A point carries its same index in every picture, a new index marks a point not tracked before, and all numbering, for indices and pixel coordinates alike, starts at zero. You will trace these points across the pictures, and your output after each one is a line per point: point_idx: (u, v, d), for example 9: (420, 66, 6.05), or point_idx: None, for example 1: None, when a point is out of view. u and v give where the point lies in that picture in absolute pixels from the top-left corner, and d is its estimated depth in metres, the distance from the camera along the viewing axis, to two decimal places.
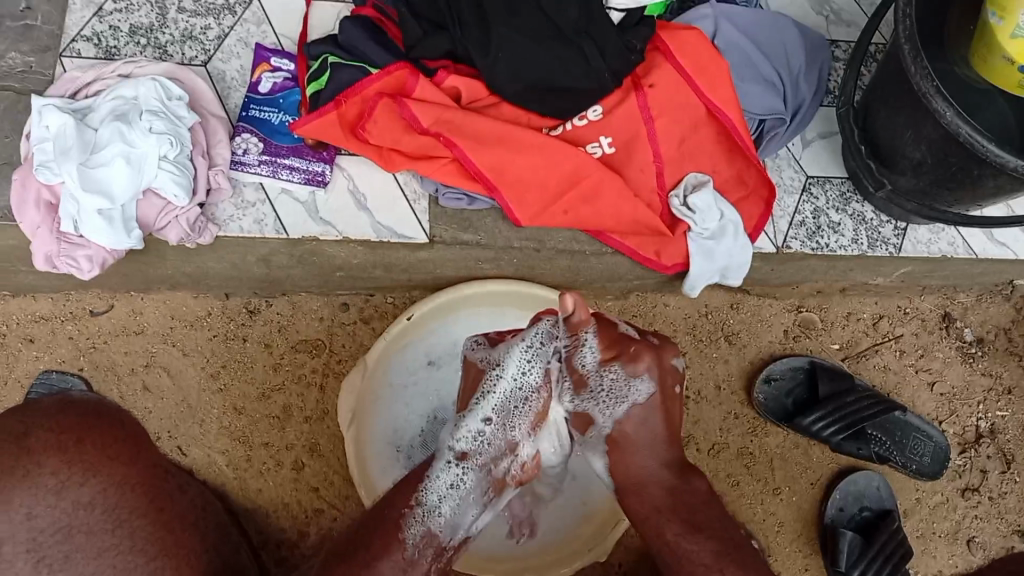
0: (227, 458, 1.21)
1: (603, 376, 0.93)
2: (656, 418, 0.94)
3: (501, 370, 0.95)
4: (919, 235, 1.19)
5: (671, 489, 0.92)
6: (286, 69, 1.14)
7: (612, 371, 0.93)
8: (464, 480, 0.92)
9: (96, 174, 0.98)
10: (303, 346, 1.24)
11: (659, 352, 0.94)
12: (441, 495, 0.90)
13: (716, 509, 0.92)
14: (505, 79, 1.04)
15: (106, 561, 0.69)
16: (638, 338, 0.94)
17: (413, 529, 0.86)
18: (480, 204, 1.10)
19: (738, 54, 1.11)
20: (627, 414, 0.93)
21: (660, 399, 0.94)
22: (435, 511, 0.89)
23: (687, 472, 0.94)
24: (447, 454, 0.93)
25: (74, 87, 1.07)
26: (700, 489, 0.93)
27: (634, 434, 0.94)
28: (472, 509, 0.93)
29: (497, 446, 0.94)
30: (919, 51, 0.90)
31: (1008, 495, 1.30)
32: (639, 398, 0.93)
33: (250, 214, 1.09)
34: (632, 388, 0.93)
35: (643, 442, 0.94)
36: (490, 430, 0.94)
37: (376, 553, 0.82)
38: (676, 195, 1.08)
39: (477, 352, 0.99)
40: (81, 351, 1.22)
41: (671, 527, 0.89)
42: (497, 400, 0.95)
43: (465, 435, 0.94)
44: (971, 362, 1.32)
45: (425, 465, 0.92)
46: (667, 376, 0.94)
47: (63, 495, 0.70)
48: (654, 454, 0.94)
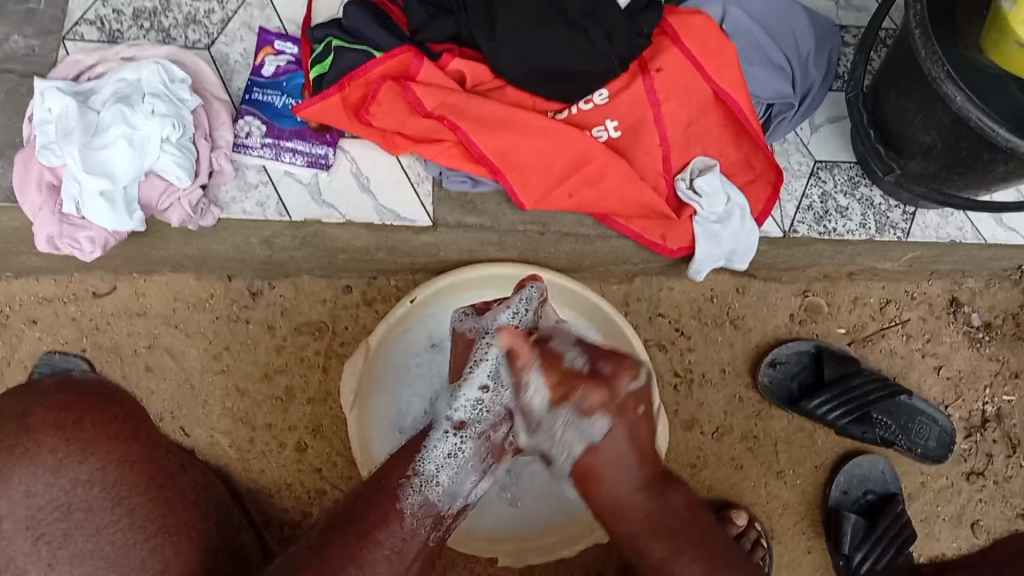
0: (231, 439, 1.22)
1: (555, 417, 0.87)
2: (621, 445, 0.87)
3: (491, 337, 0.96)
4: (928, 219, 1.17)
5: (650, 513, 0.87)
6: (290, 53, 1.12)
7: (562, 413, 0.87)
8: (462, 448, 0.93)
9: (98, 156, 0.98)
10: (306, 329, 1.24)
11: (612, 386, 0.85)
12: (439, 464, 0.90)
13: (699, 525, 0.87)
14: (512, 63, 1.02)
15: (106, 538, 0.69)
16: (588, 373, 0.86)
17: (411, 498, 0.85)
18: (484, 185, 1.09)
19: (749, 38, 1.09)
20: (589, 451, 0.86)
21: (621, 433, 0.86)
22: (433, 480, 0.89)
23: (664, 489, 0.88)
24: (444, 424, 0.95)
25: (77, 70, 1.05)
26: (679, 507, 0.88)
27: (597, 467, 0.87)
28: (470, 477, 0.93)
29: (495, 413, 0.94)
30: (929, 36, 0.88)
31: (1013, 479, 1.30)
32: (596, 436, 0.86)
33: (253, 196, 1.08)
34: (586, 427, 0.86)
35: (610, 468, 0.87)
36: (488, 398, 0.94)
37: (375, 524, 0.80)
38: (683, 178, 1.07)
39: (465, 323, 1.01)
40: (84, 331, 1.22)
41: (654, 551, 0.86)
42: (490, 367, 0.94)
43: (463, 403, 0.95)
44: (978, 347, 1.31)
45: (423, 435, 0.93)
46: (625, 407, 0.86)
47: (62, 473, 0.69)
48: (628, 477, 0.87)
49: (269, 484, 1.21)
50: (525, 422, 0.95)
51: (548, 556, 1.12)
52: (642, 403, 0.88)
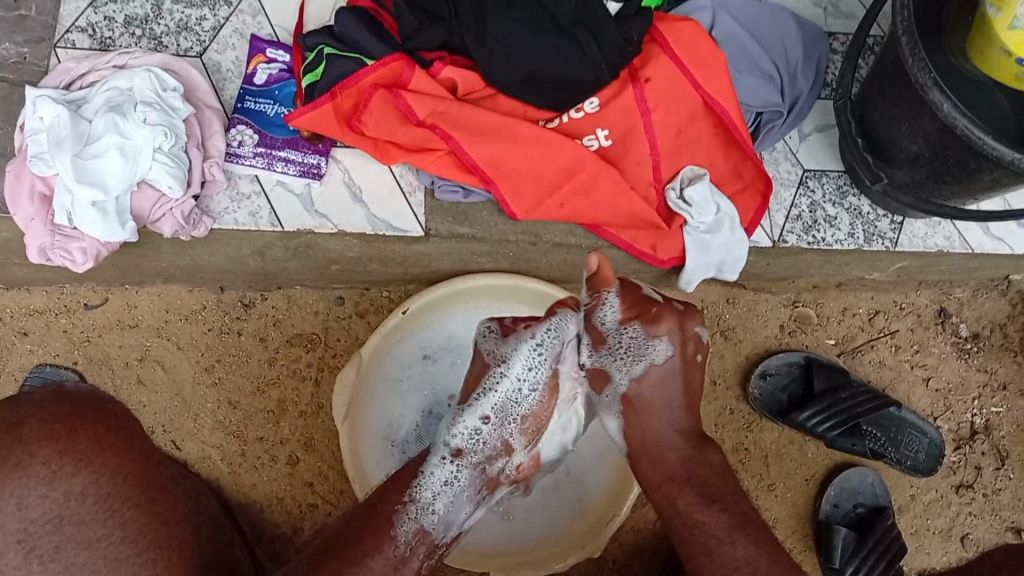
0: (221, 452, 1.21)
1: (623, 335, 0.90)
2: (673, 380, 0.90)
3: (506, 367, 0.95)
4: (916, 229, 1.18)
5: (685, 459, 0.87)
6: (281, 61, 1.13)
7: (632, 329, 0.90)
8: (458, 477, 0.91)
9: (90, 165, 0.98)
10: (298, 340, 1.23)
11: (682, 317, 0.91)
12: (435, 492, 0.89)
13: (730, 483, 0.87)
14: (503, 74, 1.03)
15: (98, 552, 0.69)
16: (662, 301, 0.92)
17: (405, 526, 0.84)
18: (475, 196, 1.09)
19: (735, 47, 1.11)
20: (645, 373, 0.89)
21: (679, 363, 0.90)
22: (428, 508, 0.87)
23: (704, 443, 0.89)
24: (442, 450, 0.93)
25: (68, 78, 1.06)
26: (714, 461, 0.88)
27: (647, 398, 0.90)
28: (464, 508, 0.92)
29: (492, 445, 0.94)
30: (916, 43, 0.90)
31: (1002, 491, 1.30)
32: (657, 359, 0.90)
33: (246, 206, 1.09)
34: (651, 348, 0.90)
35: (660, 407, 0.90)
36: (487, 429, 0.94)
37: (370, 550, 0.79)
38: (672, 187, 1.08)
39: (486, 343, 0.98)
40: (75, 344, 1.21)
41: (683, 497, 0.85)
42: (497, 399, 0.94)
43: (461, 432, 0.93)
44: (966, 358, 1.32)
45: (420, 459, 0.91)
46: (689, 342, 0.91)
47: (55, 485, 0.69)
48: (671, 421, 0.90)
49: (260, 499, 1.20)
50: (519, 456, 0.98)
51: (539, 570, 1.11)
52: (700, 351, 0.92)
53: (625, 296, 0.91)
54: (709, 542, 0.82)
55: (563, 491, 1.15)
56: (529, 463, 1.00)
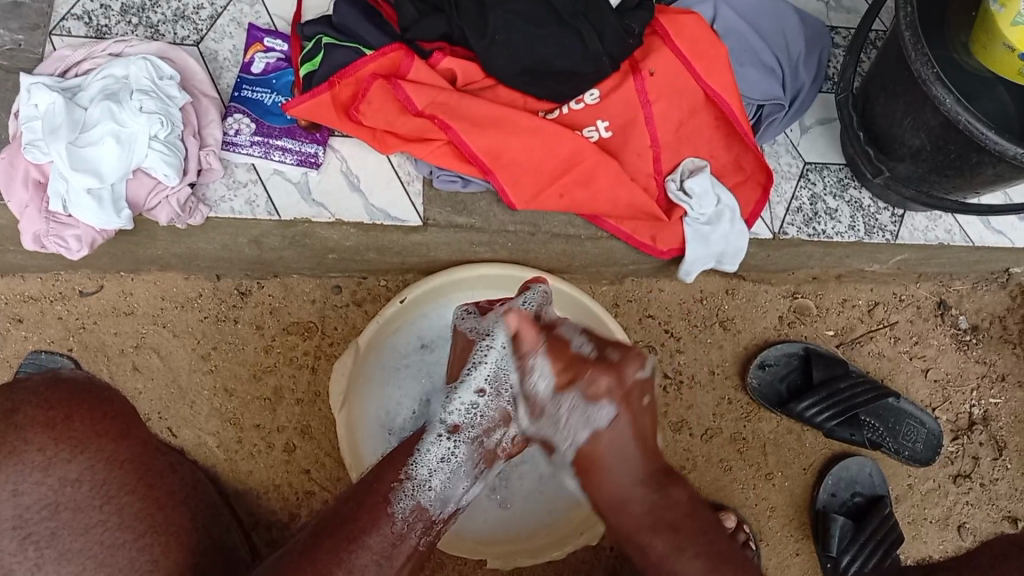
0: (218, 440, 1.21)
1: (560, 403, 0.89)
2: (622, 437, 0.88)
3: (491, 341, 0.95)
4: (917, 222, 1.18)
5: (652, 508, 0.87)
6: (279, 50, 1.12)
7: (567, 398, 0.88)
8: (455, 453, 0.93)
9: (84, 152, 0.96)
10: (295, 329, 1.23)
11: (619, 370, 0.87)
12: (431, 468, 0.90)
13: (699, 521, 0.87)
14: (502, 63, 1.02)
15: (94, 537, 0.67)
16: (596, 357, 0.88)
17: (402, 503, 0.84)
18: (474, 186, 1.09)
19: (738, 39, 1.10)
20: (590, 441, 0.88)
21: (626, 422, 0.88)
22: (425, 484, 0.88)
23: (666, 485, 0.89)
24: (438, 428, 0.95)
25: (64, 66, 1.05)
26: (680, 501, 0.88)
27: (599, 456, 0.88)
28: (463, 483, 0.93)
29: (489, 417, 0.94)
30: (919, 38, 0.88)
31: (999, 481, 1.30)
32: (600, 424, 0.88)
33: (242, 194, 1.08)
34: (590, 415, 0.88)
35: (613, 462, 0.88)
36: (483, 402, 0.95)
37: (366, 527, 0.79)
38: (673, 179, 1.07)
39: (466, 323, 1.00)
40: (70, 331, 1.21)
41: (654, 548, 0.86)
42: (489, 370, 0.95)
43: (457, 408, 0.95)
44: (965, 350, 1.32)
45: (418, 436, 0.93)
46: (630, 394, 0.87)
47: (51, 472, 0.67)
48: (628, 472, 0.88)
49: (257, 486, 1.20)
50: (520, 428, 0.95)
51: (536, 558, 1.11)
52: (646, 393, 0.89)
53: (559, 361, 0.89)
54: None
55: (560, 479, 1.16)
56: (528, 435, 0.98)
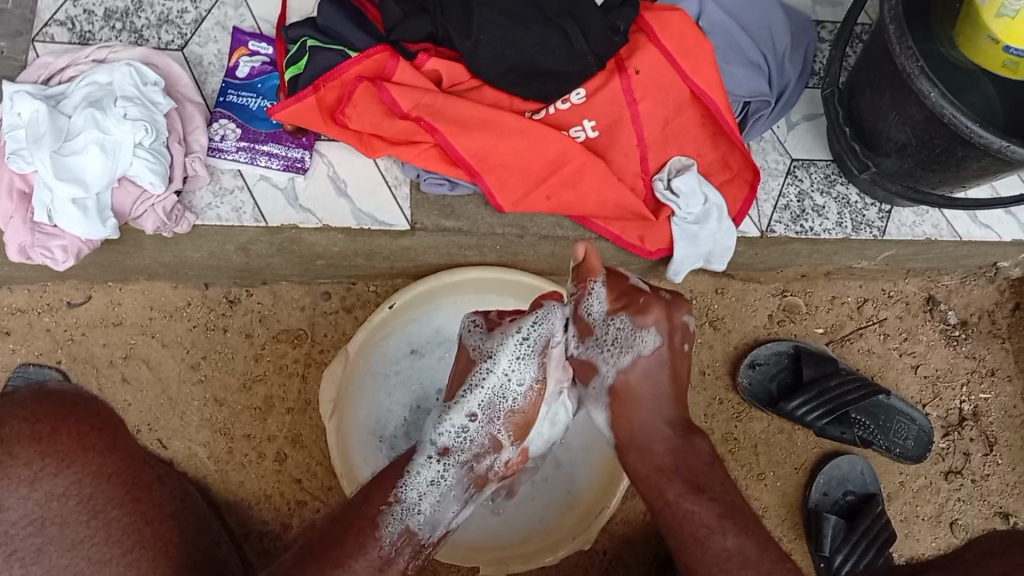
0: (208, 450, 1.20)
1: (610, 326, 0.90)
2: (661, 371, 0.89)
3: (492, 364, 0.94)
4: (904, 217, 1.18)
5: (675, 451, 0.87)
6: (265, 53, 1.11)
7: (619, 321, 0.89)
8: (445, 476, 0.91)
9: (69, 162, 0.96)
10: (284, 337, 1.22)
11: (670, 306, 0.90)
12: (421, 492, 0.88)
13: (717, 470, 0.87)
14: (487, 64, 1.02)
15: (81, 552, 0.67)
16: (650, 292, 0.91)
17: (391, 527, 0.83)
18: (462, 189, 1.08)
19: (722, 36, 1.10)
20: (632, 364, 0.89)
21: (667, 354, 0.89)
22: (414, 508, 0.87)
23: (692, 433, 0.88)
24: (428, 450, 0.92)
25: (47, 73, 1.04)
26: (704, 451, 0.87)
27: (636, 386, 0.89)
28: (452, 507, 0.92)
29: (481, 442, 0.94)
30: (904, 31, 0.89)
31: (990, 477, 1.30)
32: (644, 351, 0.89)
33: (228, 201, 1.07)
34: (639, 339, 0.89)
35: (646, 397, 0.89)
36: (474, 427, 0.93)
37: (353, 551, 0.79)
38: (660, 178, 1.07)
39: (472, 337, 0.98)
40: (59, 343, 1.19)
41: (672, 488, 0.85)
42: (484, 396, 0.94)
43: (448, 430, 0.93)
44: (955, 345, 1.32)
45: (406, 459, 0.91)
46: (676, 331, 0.90)
47: (36, 487, 0.66)
48: (659, 411, 0.89)
49: (248, 496, 1.19)
50: (509, 453, 0.96)
51: (530, 564, 1.10)
52: (686, 341, 0.91)
53: (611, 291, 0.90)
54: (701, 532, 0.81)
55: (551, 482, 1.15)
56: (520, 457, 0.98)
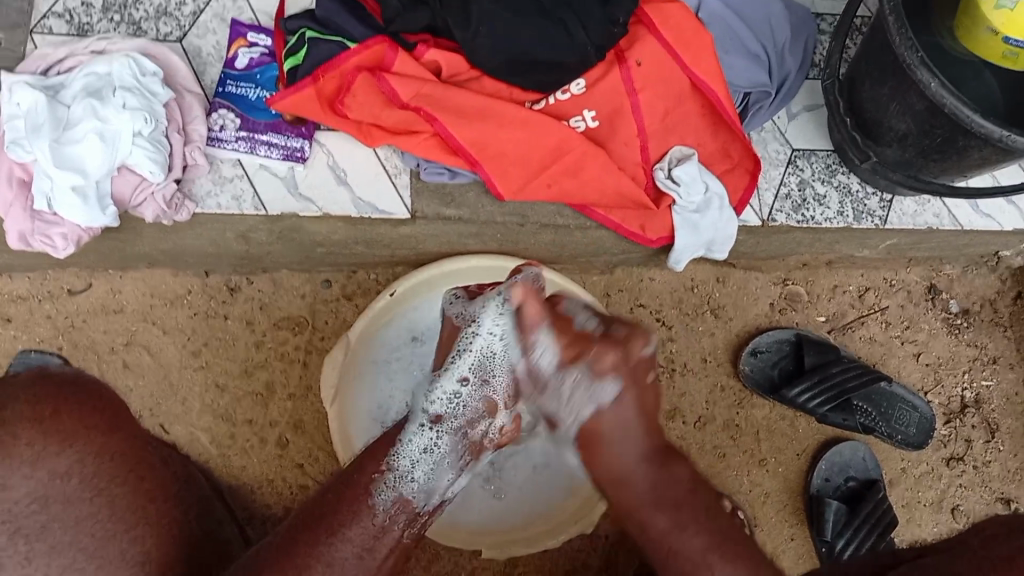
0: (210, 435, 1.20)
1: (564, 379, 0.85)
2: (627, 413, 0.84)
3: (478, 326, 0.91)
4: (906, 206, 1.17)
5: (654, 485, 0.83)
6: (264, 44, 1.11)
7: (573, 373, 0.84)
8: (438, 443, 0.90)
9: (67, 151, 0.96)
10: (285, 323, 1.23)
11: (626, 346, 0.84)
12: (413, 460, 0.88)
13: (702, 497, 0.84)
14: (487, 53, 1.01)
15: (85, 529, 0.67)
16: (603, 336, 0.85)
17: (383, 496, 0.82)
18: (462, 177, 1.08)
19: (722, 26, 1.09)
20: (595, 417, 0.84)
21: (631, 397, 0.84)
22: (407, 476, 0.86)
23: (670, 461, 0.85)
24: (420, 417, 0.91)
25: (46, 64, 1.03)
26: (683, 480, 0.84)
27: (601, 430, 0.85)
28: (447, 474, 0.91)
29: (472, 408, 0.91)
30: (904, 22, 0.88)
31: (992, 464, 1.31)
32: (605, 400, 0.84)
33: (228, 190, 1.07)
34: (596, 391, 0.84)
35: (619, 438, 0.85)
36: (466, 391, 0.91)
37: (346, 519, 0.78)
38: (661, 167, 1.07)
39: (454, 307, 0.98)
40: (60, 330, 1.20)
41: (656, 524, 0.82)
42: (473, 358, 0.91)
43: (439, 397, 0.92)
44: (956, 333, 1.32)
45: (399, 427, 0.91)
46: (635, 371, 0.85)
47: (39, 465, 0.67)
48: (632, 449, 0.85)
49: (251, 480, 1.20)
50: (504, 418, 0.93)
51: (533, 547, 1.12)
52: (650, 372, 0.86)
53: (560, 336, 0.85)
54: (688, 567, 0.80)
55: (555, 469, 1.15)
56: (519, 423, 0.95)
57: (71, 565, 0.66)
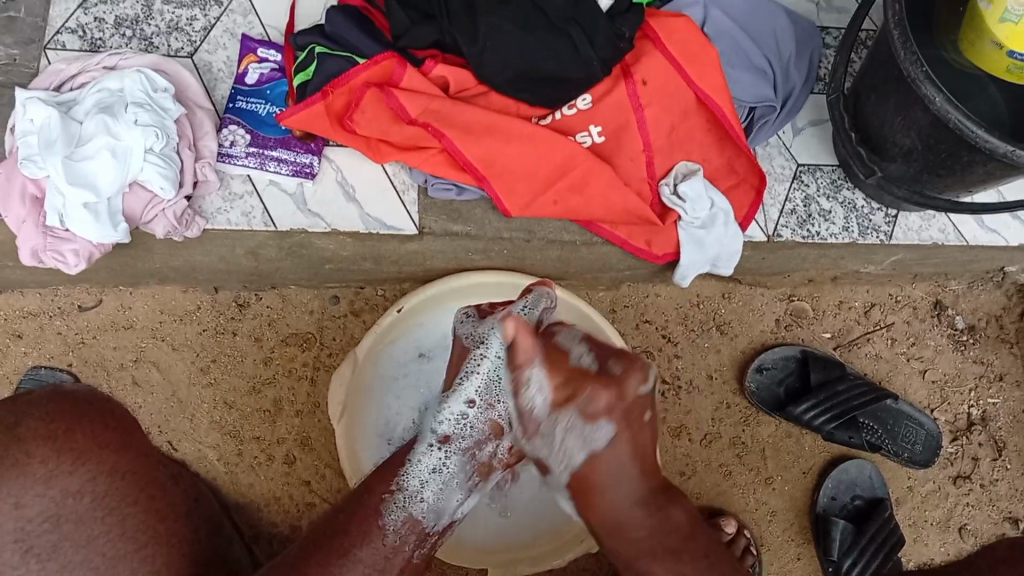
0: (218, 453, 1.20)
1: (557, 424, 0.85)
2: (622, 456, 0.84)
3: (486, 349, 0.94)
4: (910, 222, 1.18)
5: (652, 531, 0.86)
6: (273, 60, 1.13)
7: (566, 415, 0.84)
8: (447, 464, 0.93)
9: (80, 167, 0.97)
10: (293, 339, 1.23)
11: (620, 387, 0.82)
12: (423, 479, 0.90)
13: (701, 545, 0.89)
14: (495, 69, 1.03)
15: (96, 549, 0.68)
16: (598, 373, 0.83)
17: (392, 515, 0.84)
18: (469, 195, 1.09)
19: (727, 41, 1.11)
20: (586, 463, 0.84)
21: (627, 439, 0.84)
22: (416, 496, 0.88)
23: (667, 505, 0.88)
24: (429, 438, 0.94)
25: (59, 80, 1.05)
26: (680, 524, 0.88)
27: (594, 479, 0.85)
28: (456, 495, 0.93)
29: (480, 429, 0.94)
30: (909, 36, 0.89)
31: (999, 482, 1.30)
32: (599, 444, 0.84)
33: (238, 206, 1.08)
34: (591, 436, 0.84)
35: (610, 484, 0.85)
36: (473, 413, 0.94)
37: (357, 540, 0.79)
38: (666, 183, 1.08)
39: (464, 327, 0.98)
40: (70, 346, 1.20)
41: (654, 575, 0.87)
42: (480, 381, 0.94)
43: (448, 418, 0.94)
44: (963, 350, 1.32)
45: (408, 447, 0.92)
46: (630, 412, 0.83)
47: (53, 484, 0.68)
48: (628, 492, 0.86)
49: (258, 497, 1.20)
50: (513, 439, 0.95)
51: (538, 566, 1.10)
52: (646, 410, 0.85)
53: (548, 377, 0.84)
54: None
55: None
56: None
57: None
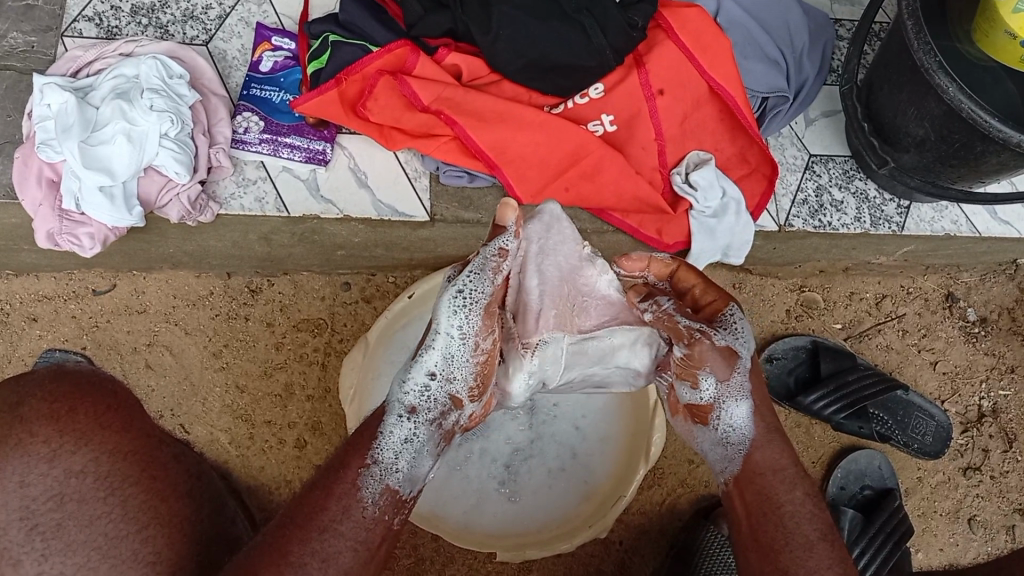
0: (229, 436, 1.22)
1: (730, 317, 0.88)
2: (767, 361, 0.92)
3: (435, 328, 0.83)
4: (922, 213, 1.18)
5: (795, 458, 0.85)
6: (287, 48, 1.14)
7: (734, 313, 0.89)
8: (418, 434, 0.83)
9: (97, 151, 0.98)
10: (305, 325, 1.24)
11: None
12: (396, 451, 0.81)
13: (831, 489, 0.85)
14: (506, 57, 1.03)
15: (99, 529, 0.69)
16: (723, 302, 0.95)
17: (370, 488, 0.77)
18: (480, 181, 1.11)
19: (741, 31, 1.10)
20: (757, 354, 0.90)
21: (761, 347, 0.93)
22: (392, 468, 0.80)
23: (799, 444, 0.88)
24: (397, 408, 0.83)
25: (75, 66, 1.06)
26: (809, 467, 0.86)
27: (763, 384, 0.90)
28: (428, 462, 0.84)
29: (443, 400, 0.84)
30: (921, 26, 0.89)
31: (1009, 474, 1.29)
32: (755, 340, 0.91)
33: (252, 192, 1.09)
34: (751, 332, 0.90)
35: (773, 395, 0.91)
36: (437, 385, 0.83)
37: (336, 515, 0.74)
38: (677, 172, 1.08)
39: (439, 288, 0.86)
40: (84, 330, 1.22)
41: (800, 488, 0.82)
42: (439, 355, 0.83)
43: (413, 388, 0.83)
44: (974, 342, 1.31)
45: (377, 418, 0.83)
46: None
47: (56, 463, 0.69)
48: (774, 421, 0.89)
49: (270, 481, 1.21)
50: (472, 407, 0.88)
51: (548, 550, 1.10)
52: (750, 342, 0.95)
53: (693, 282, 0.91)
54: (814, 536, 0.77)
55: (569, 475, 1.15)
56: (483, 410, 0.90)
57: (86, 563, 0.67)
